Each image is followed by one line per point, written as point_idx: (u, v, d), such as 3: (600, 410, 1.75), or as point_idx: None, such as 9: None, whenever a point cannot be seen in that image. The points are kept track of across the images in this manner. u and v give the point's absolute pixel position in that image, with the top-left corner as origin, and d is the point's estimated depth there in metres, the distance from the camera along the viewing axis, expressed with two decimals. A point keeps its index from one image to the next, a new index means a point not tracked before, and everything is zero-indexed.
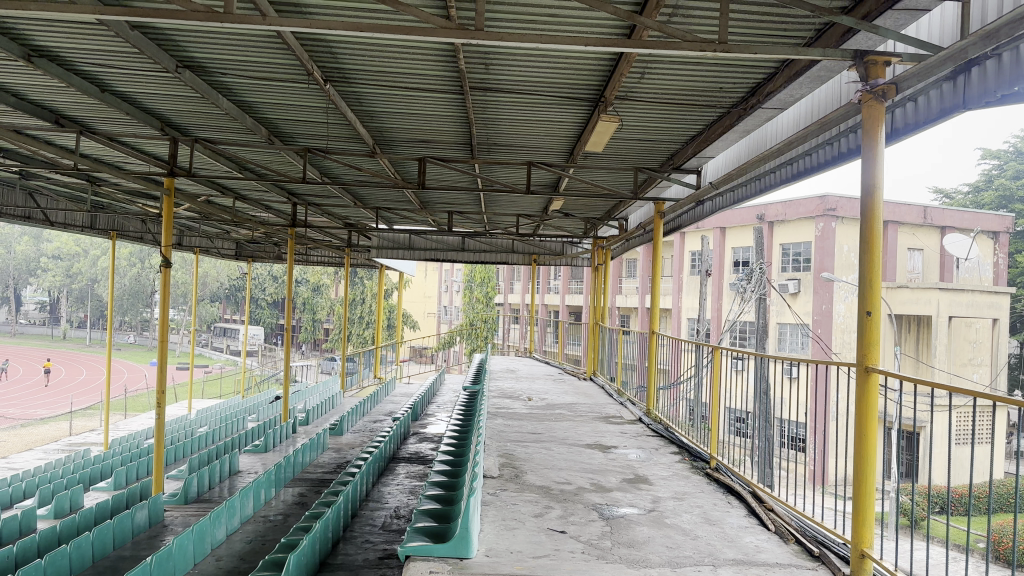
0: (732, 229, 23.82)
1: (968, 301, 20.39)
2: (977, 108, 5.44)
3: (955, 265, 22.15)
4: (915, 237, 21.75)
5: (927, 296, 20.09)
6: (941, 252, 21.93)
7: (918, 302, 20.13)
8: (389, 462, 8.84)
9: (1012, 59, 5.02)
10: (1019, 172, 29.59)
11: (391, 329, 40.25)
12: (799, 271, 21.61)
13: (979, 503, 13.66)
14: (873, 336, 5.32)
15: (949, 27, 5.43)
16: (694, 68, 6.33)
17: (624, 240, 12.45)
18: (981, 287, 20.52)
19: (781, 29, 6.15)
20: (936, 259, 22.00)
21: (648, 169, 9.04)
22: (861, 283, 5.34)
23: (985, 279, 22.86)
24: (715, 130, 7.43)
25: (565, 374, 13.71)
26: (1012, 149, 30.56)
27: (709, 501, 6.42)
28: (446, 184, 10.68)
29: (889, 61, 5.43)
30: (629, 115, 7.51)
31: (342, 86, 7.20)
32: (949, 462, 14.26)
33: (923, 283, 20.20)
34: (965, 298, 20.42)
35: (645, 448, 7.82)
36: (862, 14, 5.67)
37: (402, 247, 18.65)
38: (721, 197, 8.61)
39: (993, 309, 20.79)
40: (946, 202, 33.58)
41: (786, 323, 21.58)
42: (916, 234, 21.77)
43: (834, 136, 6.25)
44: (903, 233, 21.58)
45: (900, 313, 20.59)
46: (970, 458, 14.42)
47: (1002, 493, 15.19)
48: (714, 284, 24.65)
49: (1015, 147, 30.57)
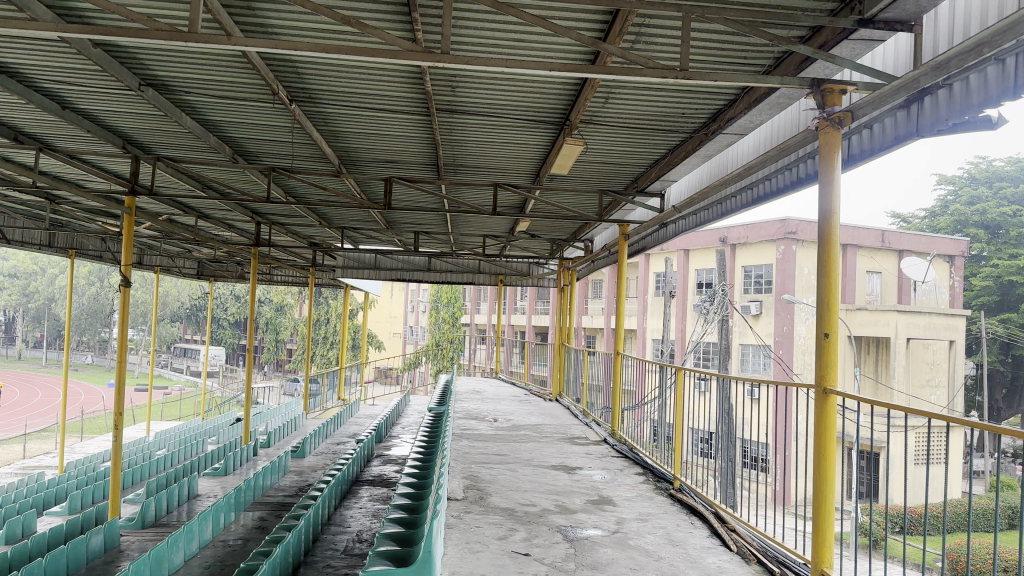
0: (695, 252, 24.14)
1: (925, 323, 20.90)
2: (930, 136, 5.61)
3: (912, 287, 22.63)
4: (873, 260, 22.19)
5: (886, 318, 20.48)
6: (899, 275, 22.45)
7: (877, 323, 20.51)
8: (351, 485, 8.72)
9: (963, 88, 5.23)
10: (972, 198, 30.49)
11: (356, 349, 40.00)
12: (761, 293, 21.91)
13: (937, 522, 13.86)
14: (830, 358, 5.44)
15: (903, 57, 5.62)
16: (656, 94, 6.44)
17: (589, 261, 12.55)
18: (937, 310, 21.04)
19: (740, 57, 6.30)
20: (894, 282, 22.46)
21: (613, 192, 9.13)
22: (818, 305, 5.47)
23: (942, 302, 23.46)
24: (677, 154, 7.55)
25: (531, 395, 13.69)
26: (966, 175, 31.50)
27: (673, 522, 6.45)
28: (412, 205, 10.68)
29: (845, 89, 5.59)
30: (593, 139, 7.61)
31: (308, 106, 7.18)
32: (906, 481, 14.49)
33: (882, 306, 20.61)
34: (923, 320, 20.93)
35: (610, 469, 7.83)
36: (818, 43, 5.85)
37: (368, 267, 18.55)
38: (684, 220, 8.72)
39: (949, 331, 21.27)
40: (903, 226, 34.42)
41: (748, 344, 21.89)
42: (874, 256, 22.18)
43: (793, 162, 6.40)
44: (861, 256, 22.01)
45: (860, 334, 21.02)
46: (928, 478, 14.72)
47: (959, 514, 15.44)
48: (678, 306, 24.90)
49: (969, 173, 31.59)
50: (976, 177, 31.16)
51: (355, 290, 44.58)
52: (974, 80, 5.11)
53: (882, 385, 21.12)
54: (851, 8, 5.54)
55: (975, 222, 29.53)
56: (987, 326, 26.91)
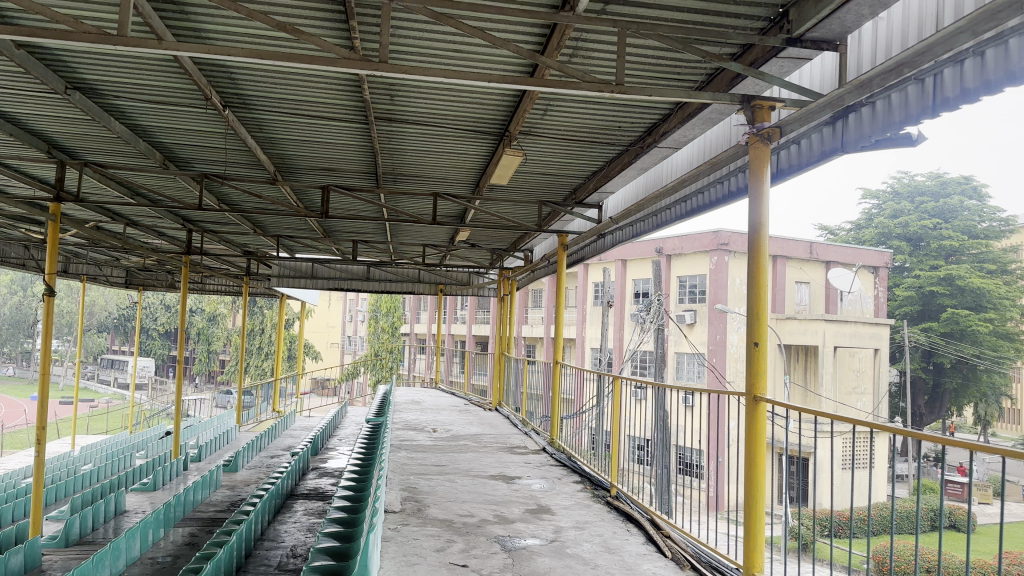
0: (632, 262, 24.54)
1: (852, 331, 21.64)
2: (855, 152, 5.83)
3: (839, 298, 23.46)
4: (802, 271, 22.91)
5: (814, 327, 21.14)
6: (826, 285, 23.25)
7: (806, 332, 21.16)
8: (286, 499, 8.54)
9: (885, 106, 5.46)
10: (895, 212, 31.80)
11: (291, 360, 39.28)
12: (695, 303, 22.38)
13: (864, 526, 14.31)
14: (760, 366, 5.59)
15: (829, 75, 5.83)
16: (592, 108, 6.53)
17: (529, 271, 12.63)
18: (863, 319, 21.80)
19: (674, 73, 6.44)
20: (821, 292, 23.22)
21: (552, 203, 9.21)
22: (749, 313, 5.62)
23: (867, 312, 24.44)
24: (614, 167, 7.66)
25: (470, 405, 13.66)
26: (889, 190, 32.88)
27: (610, 530, 6.51)
28: (350, 213, 10.57)
29: (774, 106, 5.78)
30: (532, 150, 7.66)
31: (243, 113, 7.05)
32: (834, 486, 14.93)
33: (811, 315, 21.27)
34: (850, 329, 21.64)
35: (549, 478, 7.87)
36: (748, 60, 6.01)
37: (304, 276, 18.27)
38: (621, 231, 8.85)
39: (875, 340, 22.02)
40: (830, 238, 35.70)
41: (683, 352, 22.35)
42: (803, 267, 22.92)
43: (725, 176, 6.56)
44: (791, 267, 22.70)
45: (790, 343, 21.64)
46: (853, 482, 15.24)
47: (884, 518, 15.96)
48: (616, 315, 25.27)
49: (892, 188, 32.95)
50: (898, 192, 32.54)
51: (292, 300, 43.85)
52: (894, 99, 5.37)
53: (811, 393, 21.73)
54: (780, 28, 5.70)
55: (897, 235, 30.83)
56: (909, 334, 28.13)
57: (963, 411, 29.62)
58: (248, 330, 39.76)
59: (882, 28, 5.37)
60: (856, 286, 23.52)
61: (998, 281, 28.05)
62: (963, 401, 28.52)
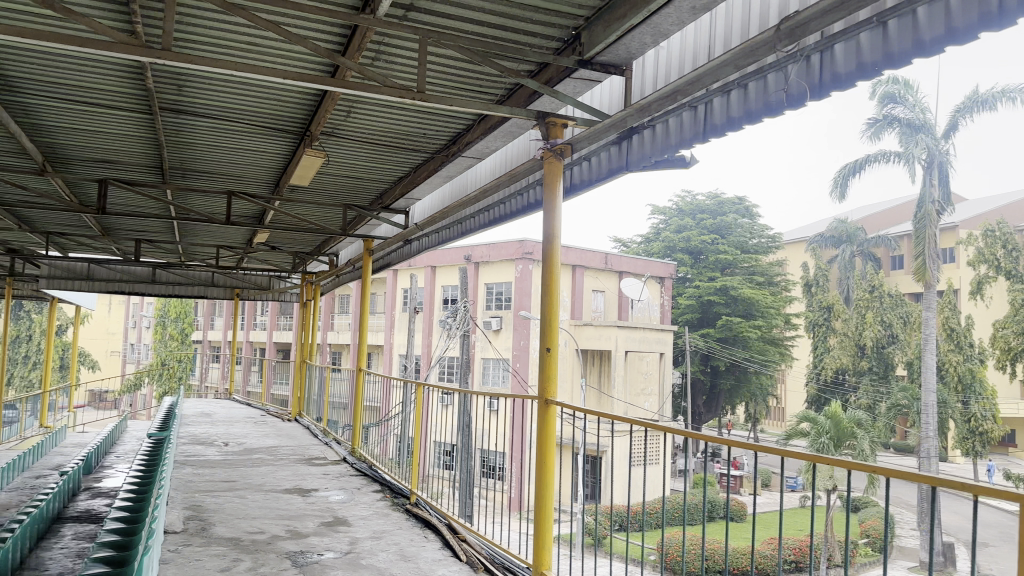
0: (441, 269, 24.88)
1: (640, 337, 23.08)
2: (639, 170, 6.21)
3: (630, 305, 25.04)
4: (598, 280, 24.24)
5: (607, 333, 22.46)
6: (619, 293, 24.80)
7: (600, 338, 22.48)
8: (48, 525, 7.68)
9: (665, 129, 5.86)
10: (678, 226, 34.32)
11: (64, 371, 35.49)
12: (500, 309, 23.04)
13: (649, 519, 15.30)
14: (551, 371, 5.81)
15: (617, 97, 6.18)
16: (396, 113, 6.49)
17: (332, 275, 12.41)
18: (650, 325, 23.34)
19: (476, 85, 6.56)
20: (615, 300, 24.67)
21: (358, 207, 9.06)
22: (542, 322, 5.82)
23: (654, 318, 26.27)
24: (419, 173, 7.66)
25: (269, 416, 13.07)
26: (674, 207, 35.54)
27: (406, 537, 6.47)
28: (136, 210, 9.76)
29: (566, 123, 6.02)
30: (336, 152, 7.48)
31: (3, 94, 6.28)
32: (621, 483, 15.89)
33: (605, 322, 22.61)
34: (639, 334, 23.05)
35: (347, 489, 7.68)
36: (545, 78, 6.23)
37: (79, 278, 16.66)
38: (427, 238, 8.89)
39: (660, 344, 23.65)
40: (624, 250, 38.07)
41: (489, 358, 23.06)
42: (598, 276, 24.23)
43: (523, 188, 6.75)
44: (588, 276, 23.93)
45: (586, 348, 22.88)
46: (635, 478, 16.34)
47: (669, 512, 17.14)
48: (424, 321, 25.44)
49: (677, 206, 35.41)
50: (682, 209, 35.25)
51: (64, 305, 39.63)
52: (673, 123, 5.77)
53: (605, 395, 23.01)
54: (574, 49, 5.96)
55: (681, 248, 33.48)
56: (690, 340, 30.74)
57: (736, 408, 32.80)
58: (11, 338, 35.39)
59: (672, 55, 5.77)
60: (643, 295, 25.35)
61: (766, 291, 31.36)
62: (736, 399, 31.50)
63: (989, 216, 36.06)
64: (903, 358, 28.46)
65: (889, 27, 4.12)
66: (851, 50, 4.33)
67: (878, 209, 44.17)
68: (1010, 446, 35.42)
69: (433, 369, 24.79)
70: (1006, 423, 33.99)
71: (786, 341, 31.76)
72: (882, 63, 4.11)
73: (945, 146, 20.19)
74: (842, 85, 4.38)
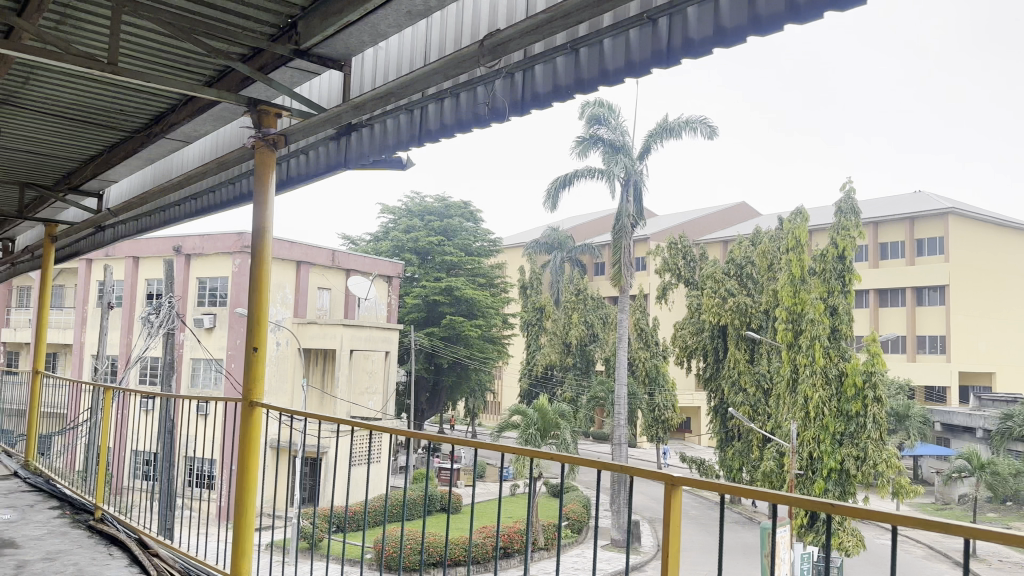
0: (145, 260, 23.14)
1: (365, 335, 22.22)
2: (355, 168, 6.13)
3: (357, 303, 24.31)
4: (323, 278, 23.57)
5: (333, 331, 21.49)
6: (346, 293, 24.27)
7: (325, 336, 21.51)
8: None
9: (381, 130, 5.83)
10: (404, 227, 33.06)
11: None
12: (215, 306, 21.91)
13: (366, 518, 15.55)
14: (257, 373, 5.57)
15: (336, 92, 6.09)
16: (85, 85, 5.83)
17: (7, 263, 11.18)
18: (376, 324, 22.67)
19: (180, 64, 6.12)
20: (340, 299, 24.13)
21: (40, 187, 8.01)
22: (249, 323, 5.55)
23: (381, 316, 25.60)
24: (116, 153, 6.95)
25: None
26: (401, 207, 34.43)
27: (87, 556, 5.79)
28: None
29: (280, 113, 5.74)
30: (11, 122, 6.54)
31: None
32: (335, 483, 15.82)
33: (330, 320, 21.61)
34: (363, 333, 22.25)
35: (16, 507, 6.75)
36: (259, 63, 5.85)
37: None
38: (126, 226, 8.15)
39: (386, 343, 23.10)
40: (351, 248, 37.59)
41: (200, 359, 21.78)
42: (324, 274, 23.62)
43: (235, 176, 6.41)
44: (313, 273, 23.18)
45: (308, 347, 22.31)
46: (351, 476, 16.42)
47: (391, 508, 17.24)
48: (124, 317, 23.48)
49: (406, 206, 34.24)
50: (408, 210, 34.20)
51: None
52: (388, 124, 5.75)
53: (326, 396, 22.50)
54: (288, 37, 5.66)
55: (407, 249, 32.27)
56: (415, 339, 30.43)
57: (456, 404, 34.01)
58: None
59: (391, 57, 5.78)
60: (371, 295, 25.01)
61: (486, 293, 31.87)
62: (456, 396, 32.13)
63: (674, 231, 41.51)
64: (600, 355, 32.36)
65: (581, 54, 4.31)
66: (549, 72, 4.49)
67: (585, 220, 48.72)
68: (686, 431, 41.02)
69: (131, 368, 23.03)
70: (683, 412, 39.43)
71: (503, 339, 33.35)
72: (574, 87, 4.29)
73: (640, 168, 19.89)
74: (541, 104, 4.53)
